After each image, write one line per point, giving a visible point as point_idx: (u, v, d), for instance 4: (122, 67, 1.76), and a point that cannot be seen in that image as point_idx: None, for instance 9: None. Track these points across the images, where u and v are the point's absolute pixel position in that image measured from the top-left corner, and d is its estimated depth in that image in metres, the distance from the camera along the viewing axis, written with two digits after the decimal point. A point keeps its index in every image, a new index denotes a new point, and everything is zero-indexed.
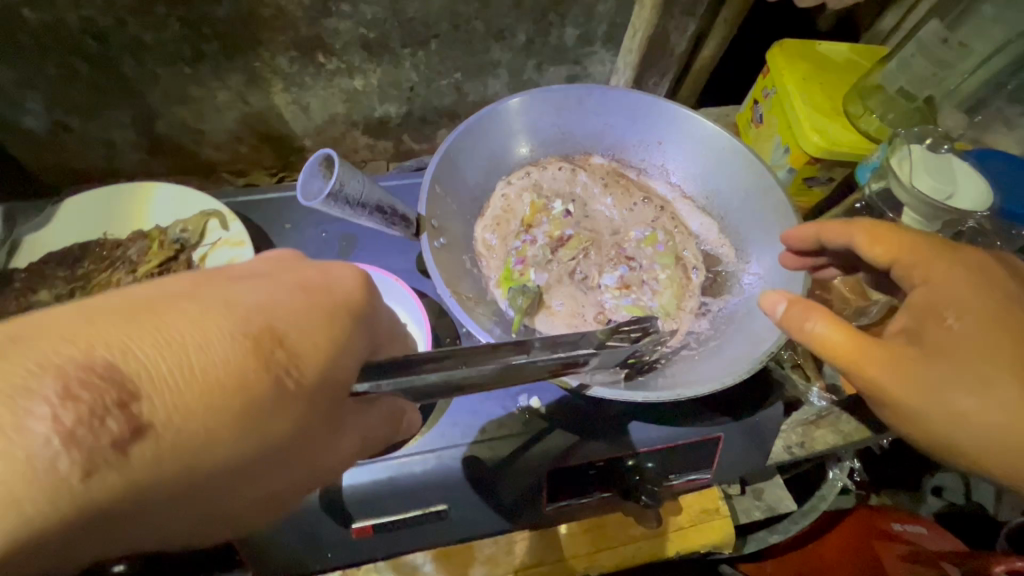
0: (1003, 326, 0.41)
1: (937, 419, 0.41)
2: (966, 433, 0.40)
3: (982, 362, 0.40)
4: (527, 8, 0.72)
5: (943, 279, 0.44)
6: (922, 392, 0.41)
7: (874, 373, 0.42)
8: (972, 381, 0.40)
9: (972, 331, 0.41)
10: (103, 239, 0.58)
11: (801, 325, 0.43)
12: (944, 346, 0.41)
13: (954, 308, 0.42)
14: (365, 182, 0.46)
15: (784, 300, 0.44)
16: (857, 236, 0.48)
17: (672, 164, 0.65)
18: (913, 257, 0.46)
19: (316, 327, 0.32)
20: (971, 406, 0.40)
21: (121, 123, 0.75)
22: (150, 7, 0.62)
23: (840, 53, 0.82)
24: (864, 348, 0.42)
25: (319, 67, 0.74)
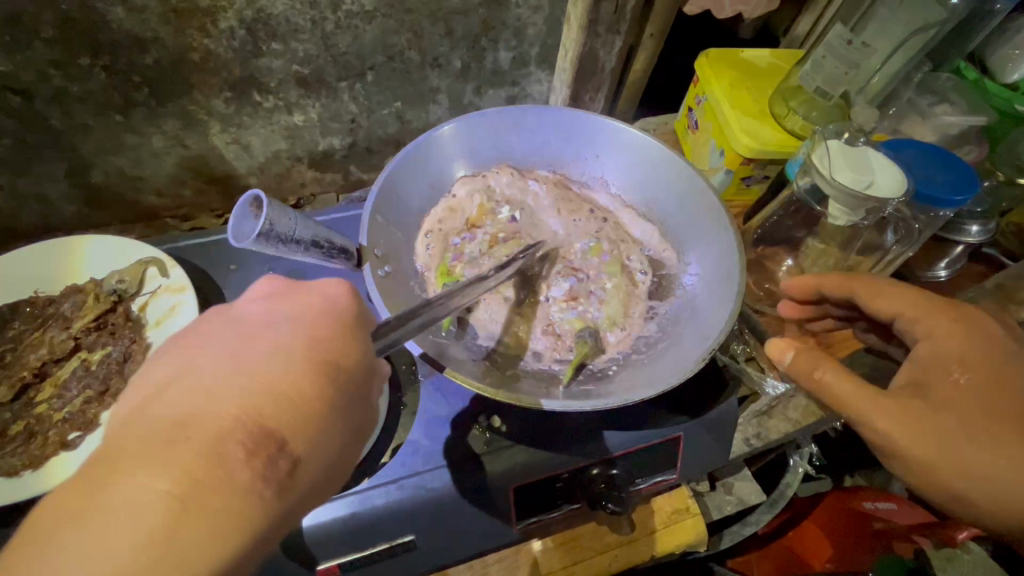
0: (999, 384, 0.48)
1: (949, 470, 0.46)
2: (969, 482, 0.46)
3: (982, 416, 0.47)
4: (458, 35, 0.74)
5: (943, 335, 0.51)
6: (935, 445, 0.46)
7: (887, 425, 0.47)
8: (975, 434, 0.46)
9: (973, 388, 0.48)
10: (34, 297, 0.56)
11: (811, 371, 0.50)
12: (952, 401, 0.47)
13: (959, 364, 0.49)
14: (297, 220, 0.46)
15: (792, 349, 0.51)
16: (859, 289, 0.58)
17: (611, 176, 0.68)
18: (916, 312, 0.53)
19: (329, 394, 0.35)
20: (977, 459, 0.46)
21: (53, 176, 0.74)
22: (74, 59, 0.61)
23: (763, 59, 0.86)
24: (878, 402, 0.47)
25: (256, 106, 0.74)
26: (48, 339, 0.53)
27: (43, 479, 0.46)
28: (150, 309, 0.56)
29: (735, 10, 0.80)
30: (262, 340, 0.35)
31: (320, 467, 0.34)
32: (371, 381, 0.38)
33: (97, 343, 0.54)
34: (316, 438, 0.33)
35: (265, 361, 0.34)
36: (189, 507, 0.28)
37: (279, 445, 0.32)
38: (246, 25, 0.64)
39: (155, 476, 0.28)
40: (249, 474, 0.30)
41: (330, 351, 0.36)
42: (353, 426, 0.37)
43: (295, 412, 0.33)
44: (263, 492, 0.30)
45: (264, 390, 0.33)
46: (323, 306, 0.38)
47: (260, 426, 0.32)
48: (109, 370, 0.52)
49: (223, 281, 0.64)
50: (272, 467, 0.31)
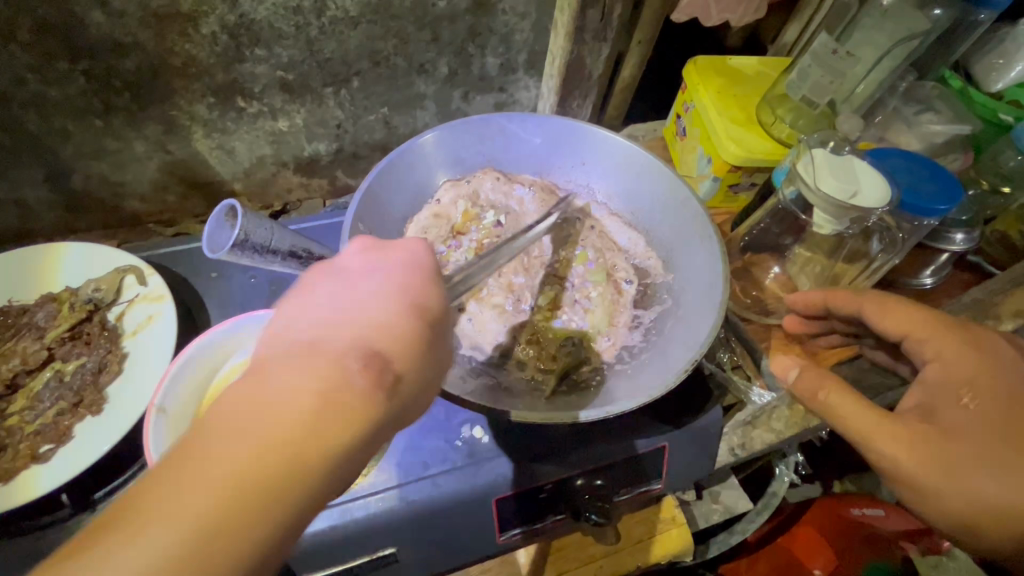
0: (1010, 410, 0.48)
1: (960, 497, 0.46)
2: (981, 510, 0.46)
3: (994, 444, 0.46)
4: (445, 41, 0.74)
5: (952, 359, 0.51)
6: (948, 473, 0.46)
7: (899, 452, 0.47)
8: (988, 462, 0.46)
9: (985, 414, 0.48)
10: (8, 306, 0.54)
11: (816, 394, 0.50)
12: (962, 427, 0.47)
13: (969, 390, 0.49)
14: (273, 229, 0.46)
15: (798, 369, 0.52)
16: (869, 306, 0.58)
17: (596, 184, 0.67)
18: (926, 333, 0.53)
19: (423, 327, 0.37)
20: (988, 488, 0.46)
21: (32, 181, 0.72)
22: (51, 63, 0.60)
23: (750, 67, 0.87)
24: (890, 428, 0.47)
25: (240, 111, 0.73)
26: (21, 349, 0.52)
27: (14, 493, 0.45)
28: (127, 318, 0.55)
29: (722, 18, 0.81)
30: (359, 282, 0.37)
31: (420, 389, 0.36)
32: (451, 322, 0.40)
33: (72, 353, 0.53)
34: (416, 363, 0.35)
35: (366, 296, 0.36)
36: (316, 417, 0.31)
37: (386, 365, 0.34)
38: (229, 30, 0.63)
39: (280, 393, 0.31)
40: (360, 388, 0.32)
41: (420, 292, 0.38)
42: (444, 358, 0.38)
43: (396, 338, 0.35)
44: (375, 404, 0.33)
45: (365, 320, 0.35)
46: (412, 253, 0.40)
47: (367, 348, 0.34)
48: (83, 381, 0.51)
49: (204, 289, 0.63)
50: (382, 382, 0.33)
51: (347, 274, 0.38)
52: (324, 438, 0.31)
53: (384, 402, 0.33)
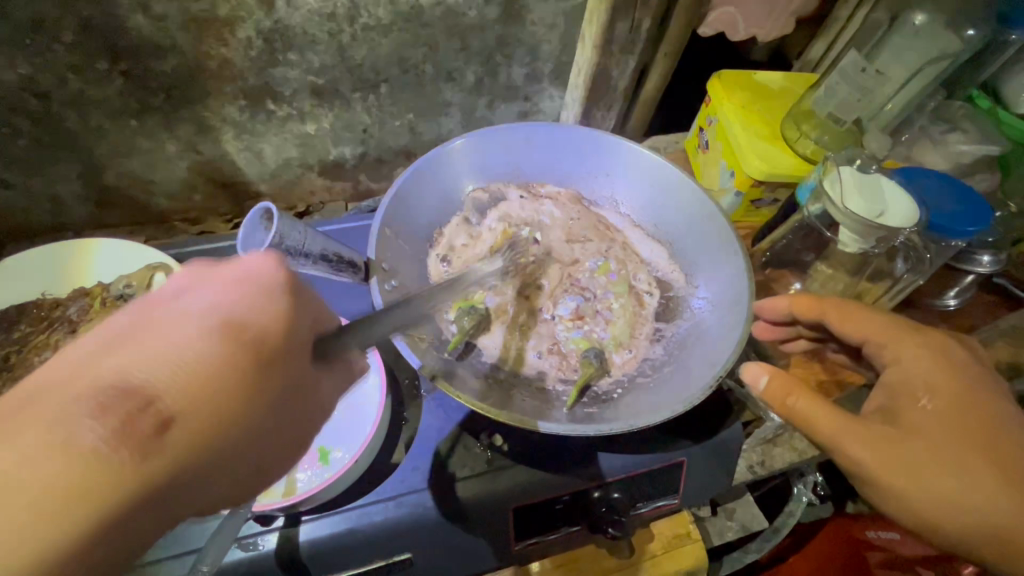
0: (964, 408, 0.48)
1: (921, 497, 0.45)
2: (939, 508, 0.45)
3: (950, 443, 0.46)
4: (474, 50, 0.75)
5: (910, 361, 0.51)
6: (905, 471, 0.45)
7: (860, 450, 0.45)
8: (944, 460, 0.45)
9: (941, 413, 0.47)
10: (41, 299, 0.56)
11: (784, 399, 0.47)
12: (921, 425, 0.47)
13: (925, 390, 0.48)
14: (307, 232, 0.46)
15: (767, 374, 0.48)
16: (829, 314, 0.57)
17: (621, 195, 0.68)
18: (883, 338, 0.53)
19: (239, 364, 0.34)
20: (947, 486, 0.45)
21: (66, 177, 0.74)
22: (92, 63, 0.62)
23: (776, 82, 0.86)
24: (851, 427, 0.46)
25: (270, 114, 0.74)
26: (53, 341, 0.52)
27: None
28: None
29: (750, 33, 0.81)
30: (162, 311, 0.34)
31: (224, 438, 0.33)
32: (291, 352, 0.37)
33: None
34: (215, 407, 0.33)
35: (168, 326, 0.34)
36: (160, 394, 0.32)
37: (164, 419, 0.31)
38: (264, 35, 0.64)
39: (122, 370, 0.32)
40: (120, 445, 0.29)
41: (237, 325, 0.35)
42: (273, 397, 0.36)
43: (196, 384, 0.32)
44: (139, 459, 0.30)
45: (162, 359, 0.32)
46: (238, 276, 0.37)
47: (142, 394, 0.31)
48: None
49: None
50: (147, 435, 0.30)
51: (149, 305, 0.35)
52: (169, 411, 0.31)
53: (154, 458, 0.30)
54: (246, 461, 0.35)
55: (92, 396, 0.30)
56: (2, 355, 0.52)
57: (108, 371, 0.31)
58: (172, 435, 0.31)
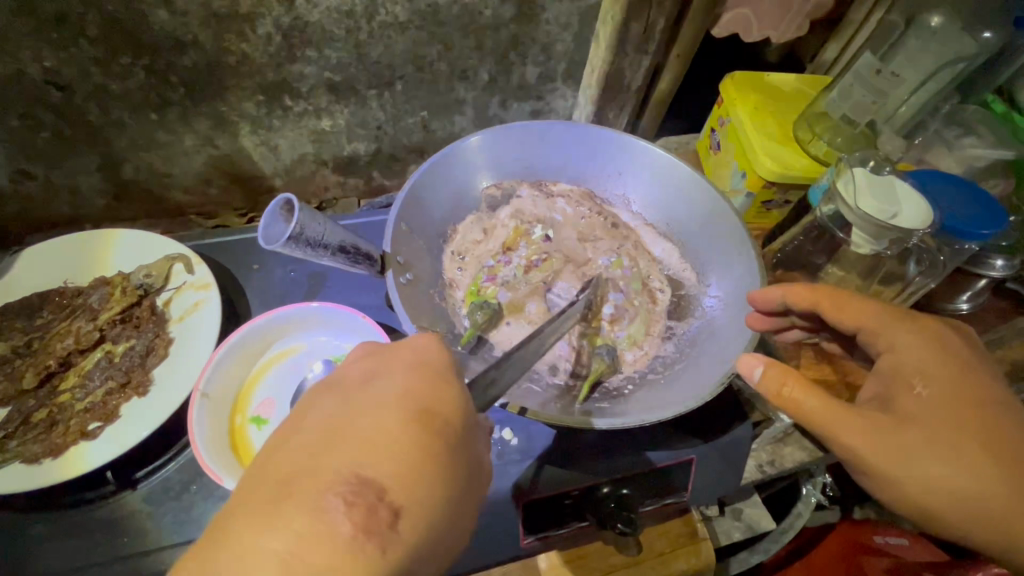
0: (960, 395, 0.46)
1: (918, 486, 0.44)
2: (936, 496, 0.44)
3: (947, 431, 0.44)
4: (489, 48, 0.75)
5: (906, 348, 0.49)
6: (899, 459, 0.44)
7: (853, 438, 0.44)
8: (941, 449, 0.44)
9: (937, 402, 0.45)
10: (63, 287, 0.57)
11: (779, 388, 0.45)
12: (916, 414, 0.45)
13: (920, 377, 0.47)
14: (326, 224, 0.46)
15: (762, 364, 0.47)
16: (821, 302, 0.53)
17: (633, 194, 0.68)
18: (876, 325, 0.50)
19: (436, 443, 0.34)
20: (942, 474, 0.43)
21: (86, 169, 0.75)
22: (115, 57, 0.63)
23: (790, 83, 0.86)
24: (845, 415, 0.45)
25: (287, 110, 0.75)
26: (75, 329, 0.53)
27: (62, 468, 0.47)
28: (175, 304, 0.57)
29: (763, 34, 0.81)
30: (357, 397, 0.35)
31: (429, 525, 0.31)
32: (468, 431, 0.36)
33: (122, 335, 0.54)
34: (416, 489, 0.31)
35: (366, 410, 0.34)
36: (384, 482, 0.31)
37: (383, 500, 0.30)
38: (282, 31, 0.65)
39: (339, 462, 0.31)
40: (350, 531, 0.28)
41: (428, 403, 0.35)
42: (461, 480, 0.34)
43: (397, 460, 0.32)
44: (371, 548, 0.28)
45: (370, 443, 0.32)
46: (420, 358, 0.38)
47: (366, 479, 0.30)
48: (131, 363, 0.53)
49: (245, 280, 0.64)
50: (373, 519, 0.29)
51: (348, 389, 0.36)
52: (395, 501, 0.30)
53: (378, 549, 0.28)
54: (447, 549, 0.33)
55: (328, 488, 0.29)
56: (25, 341, 0.53)
57: (330, 470, 0.30)
58: (405, 523, 0.30)
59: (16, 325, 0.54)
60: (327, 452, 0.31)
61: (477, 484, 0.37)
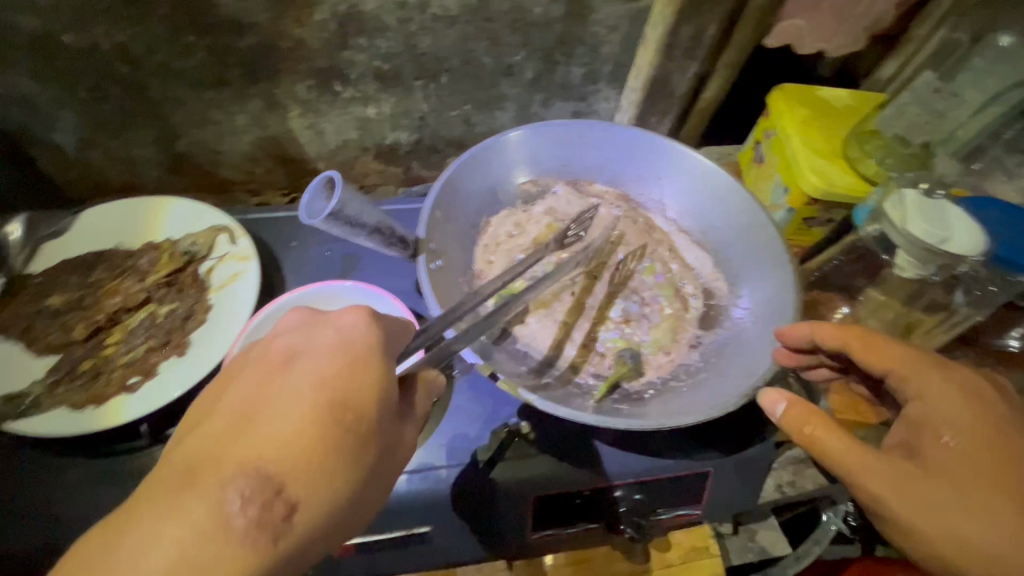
0: (990, 446, 0.45)
1: (946, 540, 0.43)
2: (965, 555, 0.42)
3: (975, 485, 0.43)
4: (535, 46, 0.76)
5: (935, 396, 0.47)
6: (924, 510, 0.43)
7: (877, 484, 0.44)
8: (968, 504, 0.43)
9: (965, 455, 0.44)
10: (115, 250, 0.59)
11: (801, 428, 0.46)
12: (943, 465, 0.44)
13: (950, 428, 0.45)
14: (365, 205, 0.47)
15: (785, 400, 0.47)
16: (853, 342, 0.51)
17: (669, 200, 0.67)
18: (908, 369, 0.49)
19: (342, 438, 0.37)
20: (970, 531, 0.42)
21: (144, 141, 0.79)
22: (180, 36, 0.66)
23: (841, 99, 0.84)
24: (871, 461, 0.44)
25: (335, 96, 0.77)
26: (125, 288, 0.57)
27: (104, 417, 0.50)
28: (215, 274, 0.59)
29: (818, 47, 0.79)
30: (276, 381, 0.38)
31: (325, 517, 0.35)
32: (380, 423, 0.39)
33: (166, 298, 0.57)
34: (317, 486, 0.35)
35: (279, 399, 0.37)
36: (284, 476, 0.34)
37: (278, 494, 0.34)
38: (338, 19, 0.67)
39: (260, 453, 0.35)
40: (241, 527, 0.32)
41: (343, 395, 0.38)
42: (368, 472, 0.38)
43: (293, 455, 0.35)
44: (258, 540, 0.32)
45: (274, 439, 0.35)
46: (340, 338, 0.40)
47: (261, 477, 0.34)
48: (173, 324, 0.56)
49: (284, 257, 0.67)
50: (267, 515, 0.33)
51: (269, 372, 0.39)
52: (292, 498, 0.34)
53: (268, 541, 0.33)
54: (347, 532, 0.37)
55: (229, 482, 0.33)
56: (79, 296, 0.56)
57: (233, 461, 0.34)
58: (299, 517, 0.34)
59: (70, 280, 0.57)
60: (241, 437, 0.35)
61: (394, 471, 0.40)
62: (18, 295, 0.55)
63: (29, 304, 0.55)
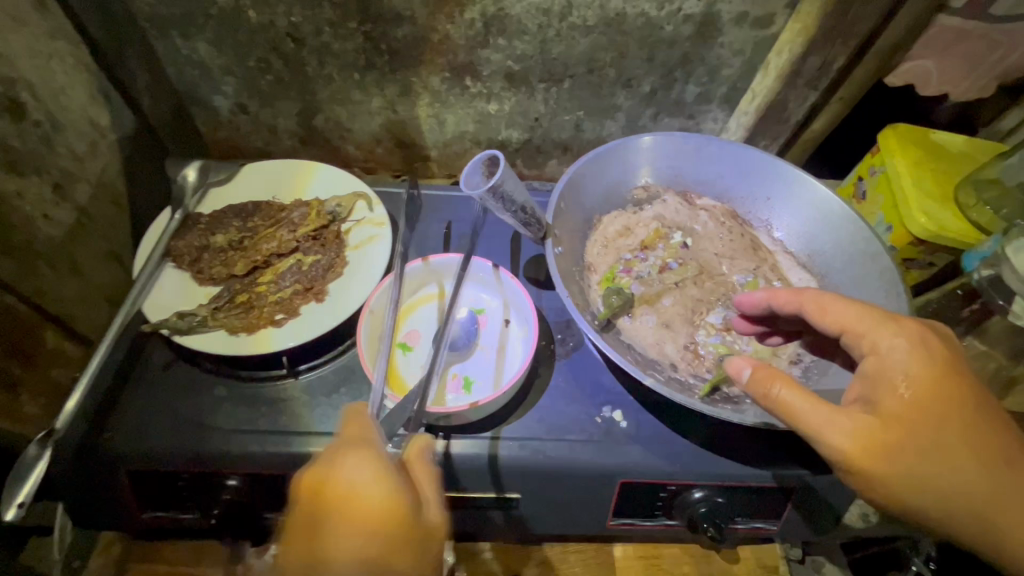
0: (945, 393, 0.45)
1: (905, 484, 0.44)
2: (921, 494, 0.44)
3: (930, 429, 0.45)
4: (658, 62, 0.80)
5: (888, 351, 0.47)
6: (883, 457, 0.44)
7: (840, 437, 0.45)
8: (924, 446, 0.44)
9: (919, 402, 0.45)
10: (270, 201, 0.67)
11: (768, 390, 0.46)
12: (899, 414, 0.45)
13: (905, 380, 0.46)
14: (517, 183, 0.52)
15: (750, 365, 0.48)
16: (807, 306, 0.52)
17: (778, 220, 0.69)
18: (862, 327, 0.48)
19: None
20: (928, 472, 0.44)
21: (288, 113, 0.88)
22: (345, 21, 0.74)
23: (956, 143, 0.83)
24: (833, 417, 0.45)
25: (464, 89, 0.84)
26: (278, 236, 0.63)
27: (255, 343, 0.57)
28: (353, 234, 0.65)
29: (942, 89, 0.79)
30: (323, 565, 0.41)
31: None
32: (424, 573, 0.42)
33: (311, 250, 0.63)
34: None
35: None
36: None
37: None
38: (485, 19, 0.73)
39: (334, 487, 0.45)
40: None
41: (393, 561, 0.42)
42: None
43: None
44: None
45: None
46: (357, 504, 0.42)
47: None
48: (316, 273, 0.62)
49: (406, 229, 0.72)
50: None
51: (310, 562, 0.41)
52: None
53: None
54: None
55: None
56: (240, 237, 0.63)
57: None
58: None
59: (233, 223, 0.64)
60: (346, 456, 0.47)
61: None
62: (188, 228, 0.63)
63: (198, 238, 0.63)
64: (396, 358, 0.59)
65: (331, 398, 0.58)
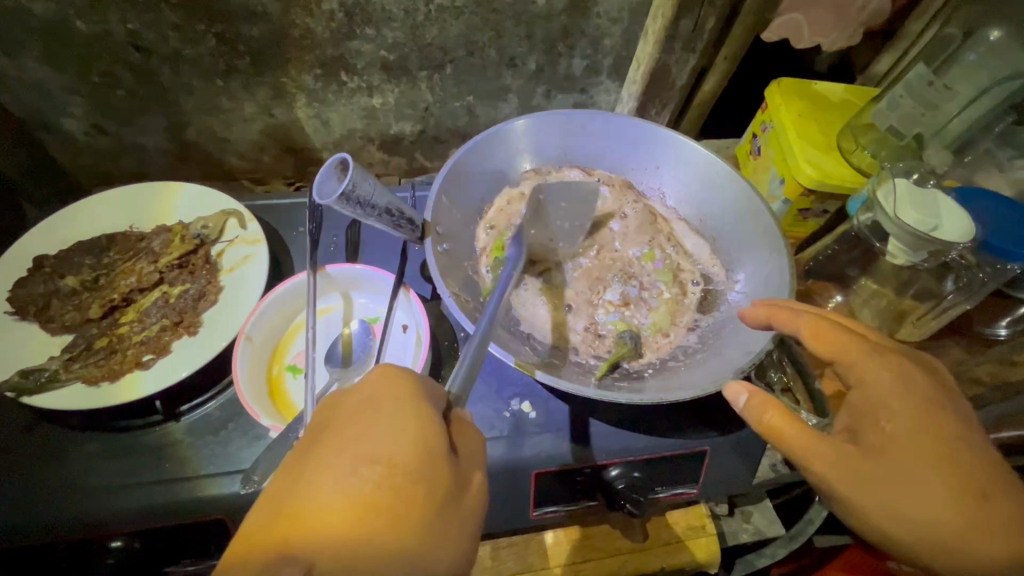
0: (928, 427, 0.43)
1: (883, 515, 0.42)
2: (900, 527, 0.42)
3: (914, 463, 0.42)
4: (539, 38, 0.77)
5: (874, 381, 0.45)
6: (862, 487, 0.42)
7: (825, 470, 0.43)
8: (905, 478, 0.42)
9: (903, 435, 0.43)
10: (128, 231, 0.61)
11: (759, 417, 0.45)
12: (882, 449, 0.43)
13: (886, 412, 0.44)
14: (375, 185, 0.51)
15: (747, 391, 0.46)
16: (802, 330, 0.48)
17: (668, 187, 0.70)
18: (851, 358, 0.46)
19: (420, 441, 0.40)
20: (909, 507, 0.42)
21: (154, 129, 0.80)
22: (190, 24, 0.67)
23: (835, 92, 0.86)
24: (816, 446, 0.43)
25: (342, 85, 0.79)
26: (137, 269, 0.58)
27: (119, 391, 0.52)
28: (226, 257, 0.60)
29: (815, 41, 0.81)
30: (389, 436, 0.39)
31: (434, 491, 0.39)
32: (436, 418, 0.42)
33: (178, 279, 0.59)
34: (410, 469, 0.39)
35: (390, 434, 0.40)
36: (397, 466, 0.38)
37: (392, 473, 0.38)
38: (346, 9, 0.69)
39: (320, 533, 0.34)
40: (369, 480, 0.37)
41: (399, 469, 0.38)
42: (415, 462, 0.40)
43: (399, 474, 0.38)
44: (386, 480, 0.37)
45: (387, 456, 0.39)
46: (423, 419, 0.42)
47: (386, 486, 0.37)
48: (186, 304, 0.57)
49: (290, 242, 0.68)
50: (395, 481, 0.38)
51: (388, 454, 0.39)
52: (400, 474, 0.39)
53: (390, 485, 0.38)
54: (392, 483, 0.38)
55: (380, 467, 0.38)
56: (94, 276, 0.58)
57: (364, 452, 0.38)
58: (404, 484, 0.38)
59: (85, 261, 0.59)
60: (344, 449, 0.37)
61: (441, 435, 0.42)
62: (32, 274, 0.57)
63: (44, 284, 0.57)
64: (285, 386, 0.56)
65: (217, 435, 0.55)
